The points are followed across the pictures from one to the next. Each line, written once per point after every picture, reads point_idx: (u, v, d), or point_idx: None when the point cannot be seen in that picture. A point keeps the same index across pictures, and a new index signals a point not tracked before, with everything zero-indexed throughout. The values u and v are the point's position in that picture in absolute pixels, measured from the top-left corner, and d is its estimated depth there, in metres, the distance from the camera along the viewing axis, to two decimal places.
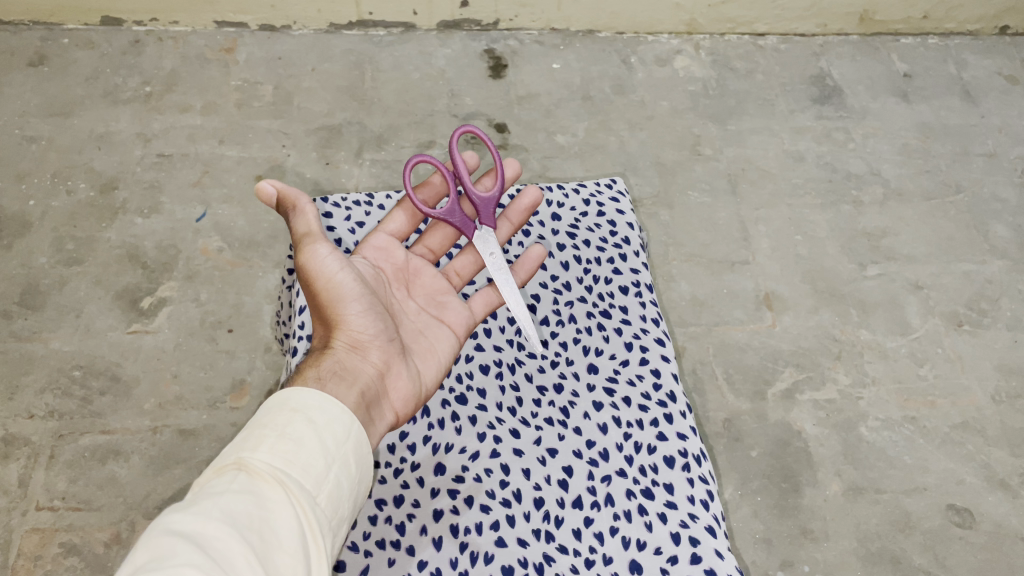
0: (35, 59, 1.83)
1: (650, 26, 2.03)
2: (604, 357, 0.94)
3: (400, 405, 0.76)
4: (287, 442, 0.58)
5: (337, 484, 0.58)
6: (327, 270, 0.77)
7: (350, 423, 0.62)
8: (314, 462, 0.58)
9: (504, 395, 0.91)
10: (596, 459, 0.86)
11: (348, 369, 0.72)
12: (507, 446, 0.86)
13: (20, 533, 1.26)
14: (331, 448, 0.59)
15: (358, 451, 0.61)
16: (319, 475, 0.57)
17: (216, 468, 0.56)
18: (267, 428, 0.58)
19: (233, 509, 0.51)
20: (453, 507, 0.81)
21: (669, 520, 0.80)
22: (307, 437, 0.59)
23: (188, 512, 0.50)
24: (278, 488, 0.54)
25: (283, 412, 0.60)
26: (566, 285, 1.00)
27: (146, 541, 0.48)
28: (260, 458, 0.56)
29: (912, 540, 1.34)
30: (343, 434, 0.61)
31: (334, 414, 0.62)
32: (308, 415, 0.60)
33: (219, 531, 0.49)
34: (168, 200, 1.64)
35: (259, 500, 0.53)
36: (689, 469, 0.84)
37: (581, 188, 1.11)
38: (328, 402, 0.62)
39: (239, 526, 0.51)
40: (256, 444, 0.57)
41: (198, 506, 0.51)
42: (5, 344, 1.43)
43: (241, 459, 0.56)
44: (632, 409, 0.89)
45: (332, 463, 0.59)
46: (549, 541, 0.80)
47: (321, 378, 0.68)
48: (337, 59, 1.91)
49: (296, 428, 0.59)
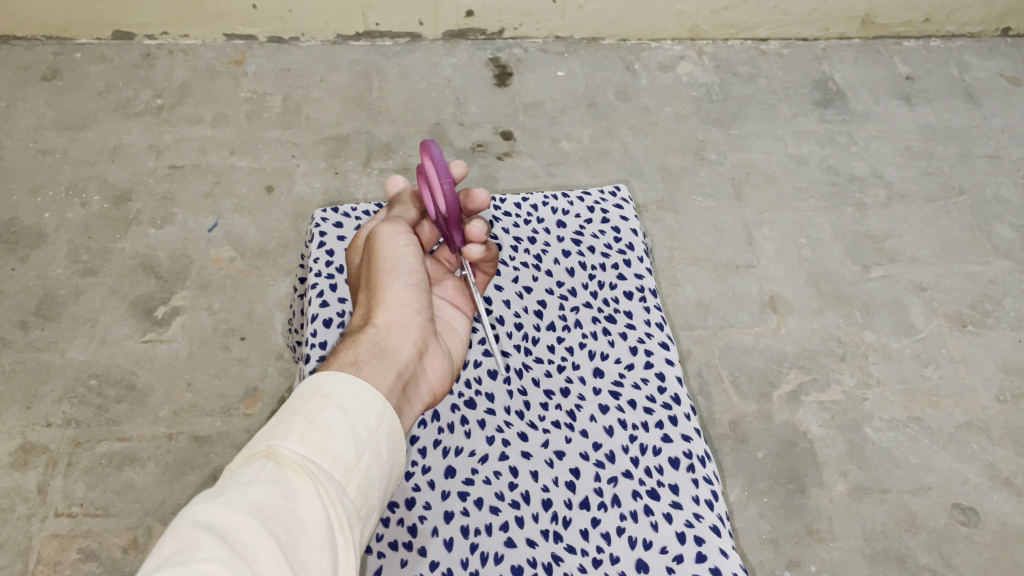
0: (48, 74, 1.86)
1: (653, 33, 2.05)
2: (610, 361, 0.96)
3: (435, 383, 0.76)
4: (317, 430, 0.58)
5: (367, 473, 0.59)
6: (393, 245, 0.79)
7: (382, 408, 0.62)
8: (344, 451, 0.58)
9: (512, 400, 0.93)
10: (603, 461, 0.88)
11: (387, 349, 0.70)
12: (515, 449, 0.89)
13: (40, 539, 1.29)
14: (362, 436, 0.59)
15: (388, 439, 0.62)
16: (348, 463, 0.58)
17: (246, 455, 0.56)
18: (298, 414, 0.58)
19: (260, 500, 0.51)
20: (463, 509, 0.84)
21: (675, 519, 0.83)
22: (337, 424, 0.59)
23: (215, 502, 0.51)
24: (307, 479, 0.54)
25: (316, 398, 0.60)
26: (571, 291, 1.02)
27: (173, 532, 0.48)
28: (289, 446, 0.56)
29: (917, 539, 1.36)
30: (375, 421, 0.61)
31: (369, 402, 0.61)
32: (340, 403, 0.60)
33: (244, 523, 0.49)
34: (181, 210, 1.67)
35: (287, 491, 0.53)
36: (694, 470, 0.86)
37: (585, 196, 1.13)
38: (362, 389, 0.62)
39: (266, 519, 0.51)
40: (286, 432, 0.57)
41: (226, 495, 0.51)
42: (23, 354, 1.46)
43: (270, 447, 0.56)
44: (637, 412, 0.91)
45: (363, 451, 0.59)
46: (557, 541, 0.82)
47: (358, 363, 0.66)
48: (345, 70, 1.93)
49: (327, 416, 0.59)
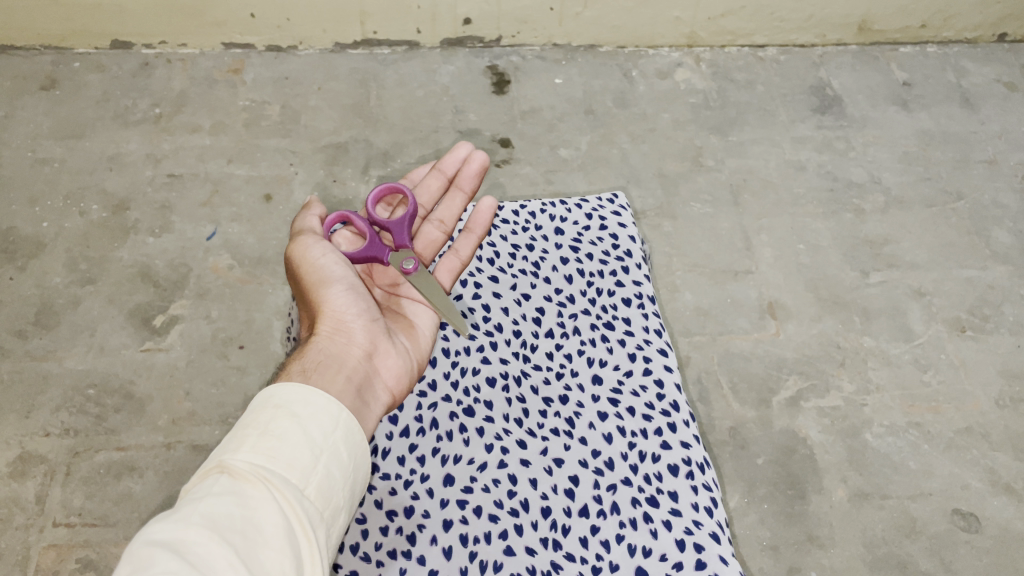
0: (46, 83, 1.86)
1: (650, 40, 2.05)
2: (608, 368, 0.96)
3: (394, 383, 0.78)
4: (270, 440, 0.58)
5: (327, 475, 0.59)
6: (312, 257, 0.82)
7: (336, 410, 0.63)
8: (299, 456, 0.58)
9: (511, 407, 0.93)
10: (602, 468, 0.87)
11: (333, 356, 0.73)
12: (514, 457, 0.88)
13: (38, 549, 1.28)
14: (317, 440, 0.60)
15: (347, 439, 0.62)
16: (305, 467, 0.58)
17: (201, 473, 0.57)
18: (250, 427, 0.59)
19: (215, 512, 0.52)
20: (462, 517, 0.83)
21: (674, 527, 0.82)
22: (290, 432, 0.59)
23: (170, 521, 0.51)
24: (261, 486, 0.55)
25: (267, 409, 0.61)
26: (570, 298, 1.02)
27: (128, 555, 0.49)
28: (241, 458, 0.57)
29: (918, 544, 1.36)
30: (330, 424, 0.62)
31: (320, 405, 0.62)
32: (292, 410, 0.61)
33: (200, 536, 0.50)
34: (179, 219, 1.67)
35: (241, 500, 0.54)
36: (693, 477, 0.86)
37: (583, 203, 1.13)
38: (311, 393, 0.63)
39: (219, 529, 0.51)
40: (238, 446, 0.58)
41: (179, 514, 0.52)
42: (21, 364, 1.45)
43: (222, 461, 0.56)
44: (635, 419, 0.91)
45: (320, 455, 0.60)
46: (557, 549, 0.82)
47: (305, 372, 0.69)
48: (343, 78, 1.93)
49: (280, 425, 0.60)
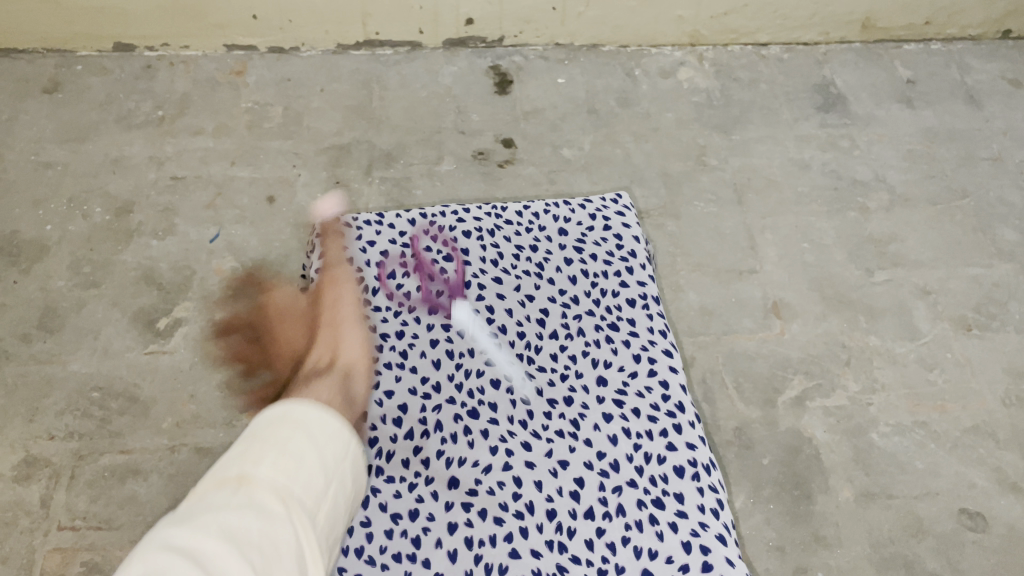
0: (49, 86, 1.86)
1: (653, 39, 2.05)
2: (613, 370, 1.16)
3: None
4: (282, 458, 0.71)
5: (331, 493, 0.74)
6: None
7: (341, 438, 0.77)
8: (309, 475, 0.72)
9: (515, 409, 1.13)
10: (608, 471, 1.07)
11: None
12: (520, 459, 1.08)
13: (43, 553, 1.28)
14: (326, 462, 0.74)
15: (350, 463, 0.77)
16: (312, 484, 0.72)
17: (219, 479, 0.70)
18: (267, 441, 0.73)
19: (229, 522, 0.65)
20: (467, 520, 1.03)
21: (681, 529, 1.01)
22: (301, 451, 0.73)
23: (185, 527, 0.64)
24: (273, 501, 0.69)
25: (284, 427, 0.74)
26: (574, 299, 1.25)
27: (145, 551, 0.61)
28: (258, 471, 0.70)
29: (924, 544, 1.35)
30: (338, 450, 0.76)
31: (328, 431, 0.76)
32: (304, 430, 0.75)
33: (213, 543, 0.63)
34: (182, 221, 1.67)
35: (253, 512, 0.67)
36: (700, 479, 1.06)
37: (587, 203, 1.37)
38: (321, 420, 0.77)
39: (230, 538, 0.64)
40: (255, 459, 0.71)
41: (194, 520, 0.65)
42: (25, 367, 1.46)
43: (241, 473, 0.70)
44: (641, 422, 1.11)
45: (326, 475, 0.74)
46: (564, 550, 1.01)
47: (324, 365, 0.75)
48: (346, 79, 1.93)
49: (293, 444, 0.73)
